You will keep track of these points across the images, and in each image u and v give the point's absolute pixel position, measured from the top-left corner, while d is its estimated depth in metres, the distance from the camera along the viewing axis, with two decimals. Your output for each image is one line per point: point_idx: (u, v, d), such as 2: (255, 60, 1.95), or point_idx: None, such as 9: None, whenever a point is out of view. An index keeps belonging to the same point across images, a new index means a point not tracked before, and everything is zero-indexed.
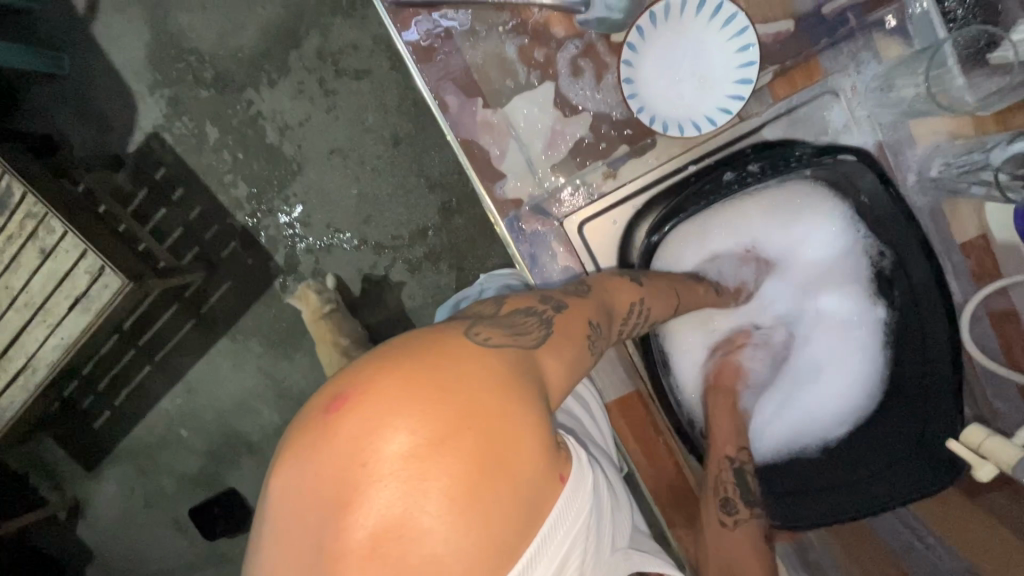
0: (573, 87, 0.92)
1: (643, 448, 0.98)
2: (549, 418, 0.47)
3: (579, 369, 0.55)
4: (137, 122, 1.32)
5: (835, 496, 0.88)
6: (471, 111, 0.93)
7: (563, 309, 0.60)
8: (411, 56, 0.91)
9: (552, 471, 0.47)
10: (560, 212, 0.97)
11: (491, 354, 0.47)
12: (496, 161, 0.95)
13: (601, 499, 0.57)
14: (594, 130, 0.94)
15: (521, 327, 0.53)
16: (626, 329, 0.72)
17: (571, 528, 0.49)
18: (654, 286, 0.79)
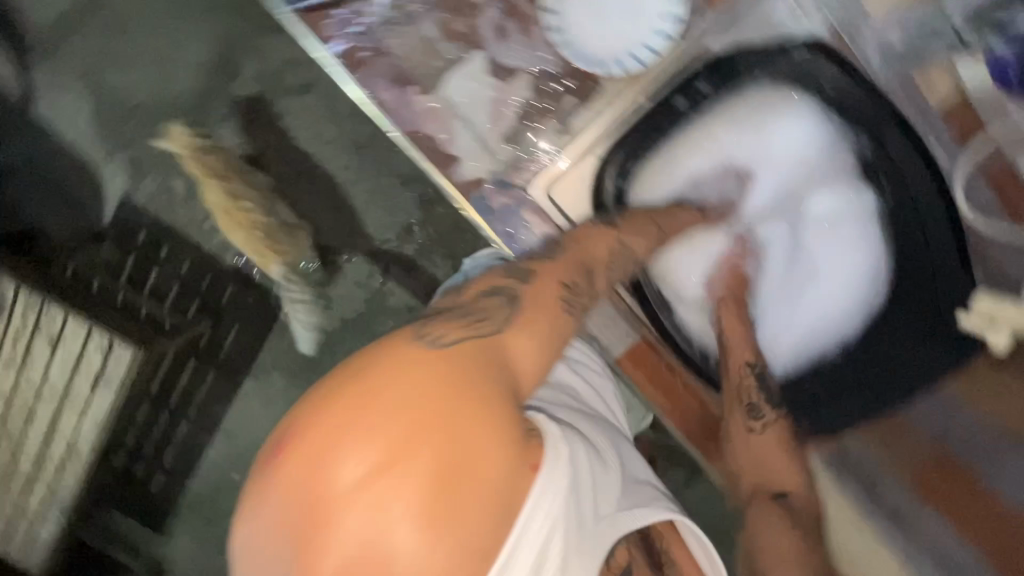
0: (505, 50, 0.90)
1: (658, 393, 0.99)
2: (506, 407, 0.48)
3: (559, 334, 0.56)
4: (98, 191, 1.28)
5: (857, 395, 0.87)
6: (408, 103, 0.92)
7: (532, 281, 0.58)
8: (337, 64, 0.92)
9: (521, 458, 0.48)
10: (524, 178, 0.94)
11: (438, 357, 0.49)
12: (447, 147, 0.93)
13: (582, 470, 0.54)
14: (537, 91, 0.92)
15: (481, 314, 0.54)
16: (614, 275, 0.69)
17: (555, 508, 0.49)
18: (634, 222, 0.76)
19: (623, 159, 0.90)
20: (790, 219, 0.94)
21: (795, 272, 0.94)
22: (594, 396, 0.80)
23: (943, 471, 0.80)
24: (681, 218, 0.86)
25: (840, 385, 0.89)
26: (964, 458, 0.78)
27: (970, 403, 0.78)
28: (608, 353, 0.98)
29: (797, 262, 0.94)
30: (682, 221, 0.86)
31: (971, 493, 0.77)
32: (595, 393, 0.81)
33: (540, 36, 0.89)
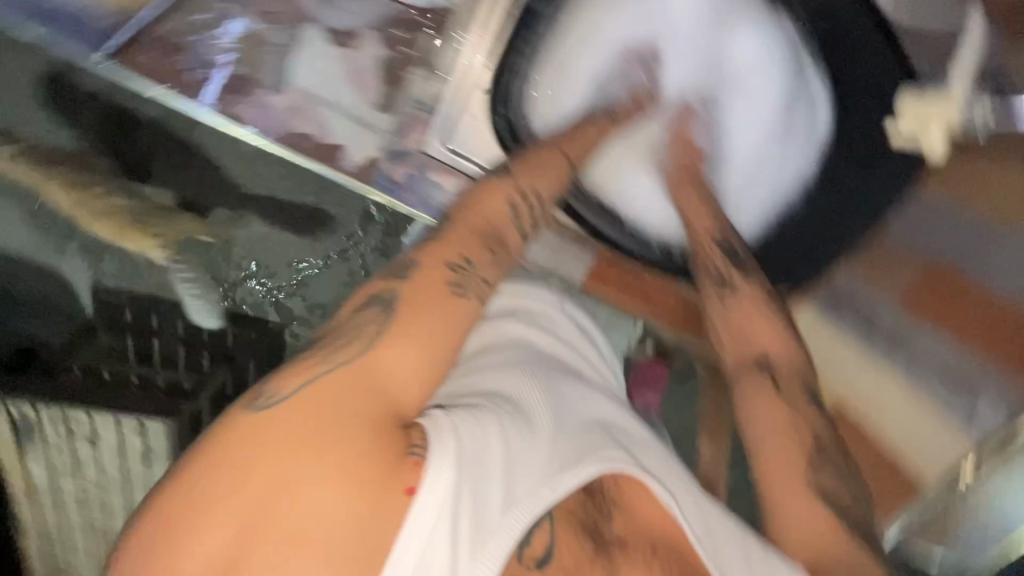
0: (337, 15, 0.83)
1: (634, 300, 0.96)
2: (377, 432, 0.38)
3: (451, 328, 0.45)
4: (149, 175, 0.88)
5: (832, 243, 0.81)
6: (264, 107, 0.85)
7: (409, 274, 0.47)
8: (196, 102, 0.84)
9: (390, 483, 0.37)
10: (417, 142, 0.86)
11: (290, 397, 0.38)
12: (322, 138, 0.86)
13: (486, 441, 0.42)
14: (388, 42, 0.84)
15: (347, 332, 0.43)
16: (527, 226, 0.58)
17: (430, 513, 0.37)
18: (540, 155, 0.65)
19: (503, 84, 0.81)
20: (717, 80, 0.82)
21: (729, 129, 0.83)
22: (560, 347, 0.73)
23: None
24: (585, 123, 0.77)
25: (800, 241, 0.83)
26: (949, 258, 0.71)
27: (940, 195, 0.71)
28: (572, 283, 0.95)
29: (738, 114, 0.82)
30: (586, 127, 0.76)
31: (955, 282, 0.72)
32: (560, 342, 0.73)
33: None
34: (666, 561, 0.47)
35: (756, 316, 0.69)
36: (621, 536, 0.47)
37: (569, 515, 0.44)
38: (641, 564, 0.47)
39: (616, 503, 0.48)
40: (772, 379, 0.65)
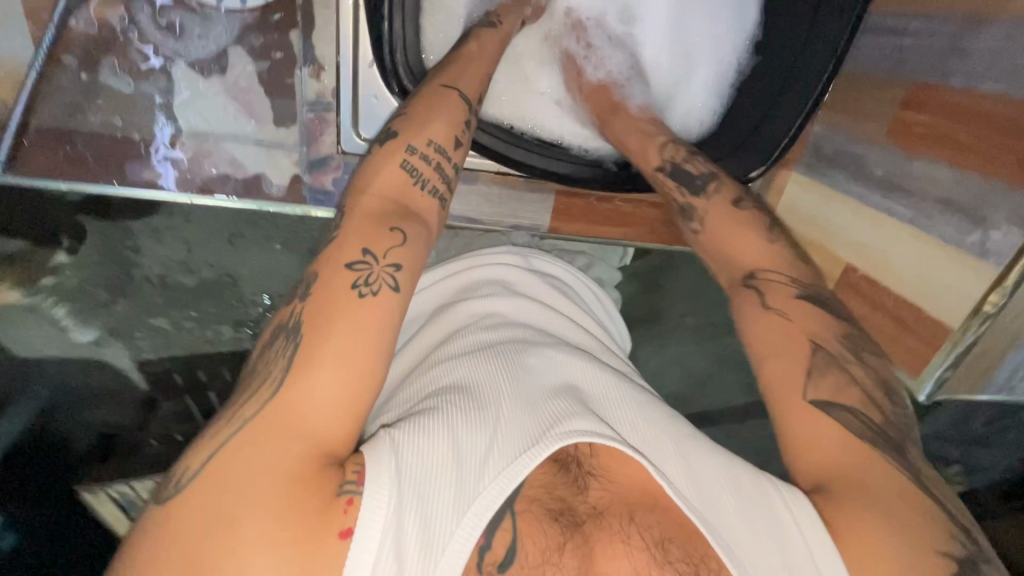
0: (193, 45, 0.76)
1: (610, 227, 0.93)
2: (307, 482, 0.40)
3: (368, 337, 0.44)
4: (136, 247, 0.80)
5: (787, 100, 0.78)
6: (174, 165, 0.79)
7: (312, 288, 0.47)
8: (141, 188, 0.78)
9: (323, 530, 0.39)
10: (331, 145, 0.81)
11: (212, 461, 0.40)
12: (239, 174, 0.80)
13: (431, 451, 0.45)
14: (254, 52, 0.77)
15: (262, 377, 0.44)
16: (438, 190, 0.57)
17: (372, 539, 0.40)
18: (422, 105, 0.61)
19: (387, 56, 0.74)
20: None
21: (657, 51, 0.88)
22: (534, 308, 0.69)
23: (916, 100, 0.71)
24: (484, 57, 0.70)
25: (744, 132, 0.83)
26: (924, 70, 0.70)
27: (900, 8, 0.75)
28: (539, 230, 0.91)
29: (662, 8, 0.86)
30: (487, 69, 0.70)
31: (937, 108, 0.68)
32: (532, 302, 0.70)
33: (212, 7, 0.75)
34: (646, 522, 0.50)
35: (722, 229, 0.68)
36: (598, 508, 0.50)
37: (531, 503, 0.47)
38: (619, 532, 0.49)
39: (594, 474, 0.51)
40: (760, 295, 0.61)
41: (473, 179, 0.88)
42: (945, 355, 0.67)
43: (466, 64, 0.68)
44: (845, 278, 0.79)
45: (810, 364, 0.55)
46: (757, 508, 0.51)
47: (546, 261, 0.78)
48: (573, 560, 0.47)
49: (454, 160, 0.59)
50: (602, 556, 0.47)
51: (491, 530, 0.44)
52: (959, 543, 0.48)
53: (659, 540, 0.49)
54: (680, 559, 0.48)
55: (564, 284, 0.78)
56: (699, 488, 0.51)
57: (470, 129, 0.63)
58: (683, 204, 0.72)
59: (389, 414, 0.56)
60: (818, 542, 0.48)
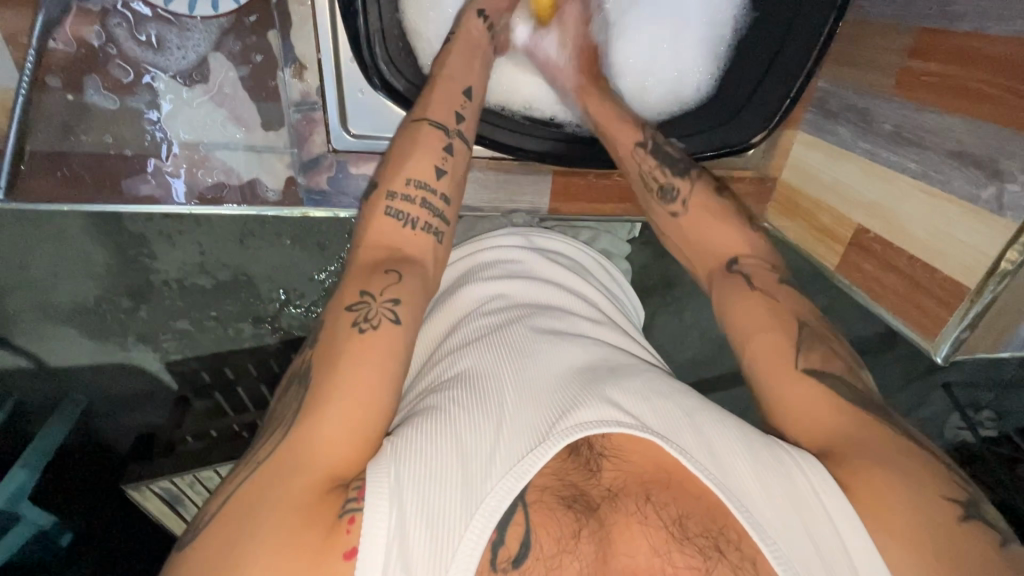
0: (173, 55, 0.75)
1: (611, 202, 0.91)
2: (311, 508, 0.43)
3: (368, 369, 0.47)
4: (152, 253, 0.89)
5: (783, 57, 0.76)
6: (169, 177, 0.79)
7: (319, 337, 0.51)
8: (140, 204, 0.79)
9: (328, 553, 0.41)
10: (322, 144, 0.80)
11: (228, 499, 0.44)
12: (234, 181, 0.80)
13: (433, 455, 0.46)
14: (235, 56, 0.76)
15: (280, 417, 0.48)
16: (428, 222, 0.58)
17: (378, 550, 0.41)
18: (406, 137, 0.62)
19: (365, 51, 0.72)
20: None
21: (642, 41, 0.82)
22: (539, 290, 0.68)
23: (925, 46, 0.67)
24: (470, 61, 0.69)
25: (745, 93, 0.81)
26: (932, 16, 0.66)
27: None
28: (539, 212, 0.90)
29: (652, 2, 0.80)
30: (474, 87, 0.68)
31: (945, 56, 0.65)
32: (534, 283, 0.68)
33: (187, 15, 0.74)
34: (661, 501, 0.50)
35: (708, 216, 0.68)
36: (612, 490, 0.50)
37: (543, 492, 0.48)
38: (635, 512, 0.49)
39: (606, 454, 0.51)
40: (747, 279, 0.62)
41: (467, 166, 0.87)
42: (960, 316, 0.64)
43: (445, 85, 0.66)
44: (857, 239, 0.77)
45: (796, 337, 0.57)
46: (774, 469, 0.50)
47: (548, 238, 0.77)
48: (589, 545, 0.47)
49: (438, 190, 0.60)
50: (619, 538, 0.48)
51: (503, 526, 0.45)
52: (963, 489, 0.49)
53: (676, 517, 0.49)
54: (698, 534, 0.48)
55: (566, 257, 0.77)
56: (716, 456, 0.50)
57: (451, 156, 0.62)
58: (663, 182, 0.71)
59: (397, 411, 0.56)
60: (835, 502, 0.48)
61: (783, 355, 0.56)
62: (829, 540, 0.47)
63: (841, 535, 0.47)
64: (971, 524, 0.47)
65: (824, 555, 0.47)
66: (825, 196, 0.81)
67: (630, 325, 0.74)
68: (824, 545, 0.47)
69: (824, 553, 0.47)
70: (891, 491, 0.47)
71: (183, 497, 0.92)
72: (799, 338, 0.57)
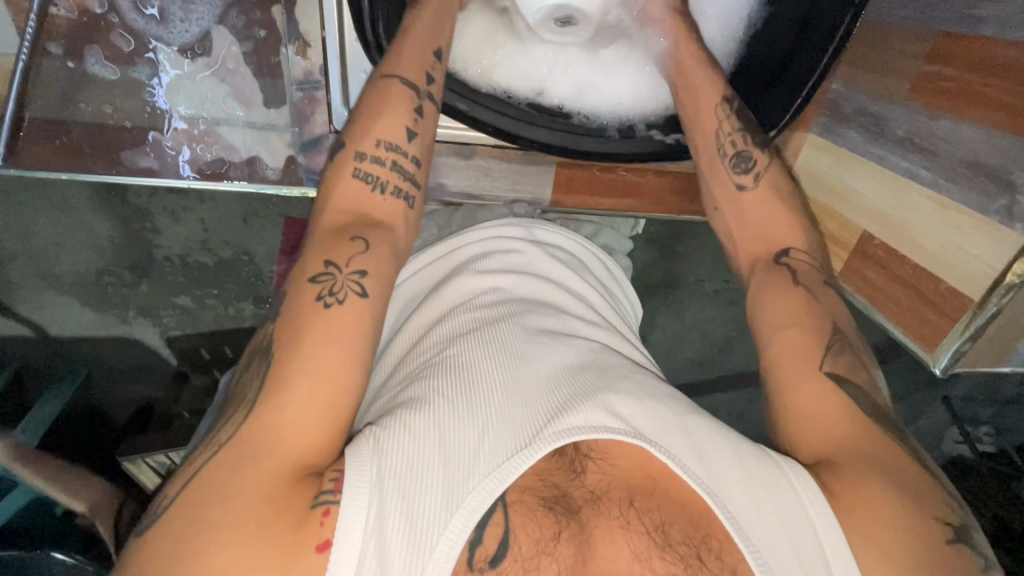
0: (175, 29, 0.74)
1: (614, 197, 0.90)
2: (280, 499, 0.42)
3: (332, 334, 0.47)
4: (155, 228, 0.89)
5: (796, 60, 0.75)
6: (169, 151, 0.78)
7: (283, 308, 0.50)
8: (138, 176, 0.79)
9: (300, 543, 0.41)
10: (323, 126, 0.79)
11: (194, 477, 0.44)
12: (234, 157, 0.80)
13: (415, 451, 0.46)
14: (240, 30, 0.75)
15: (243, 393, 0.48)
16: (395, 178, 0.57)
17: (356, 543, 0.41)
18: (372, 98, 0.60)
19: (368, 29, 0.69)
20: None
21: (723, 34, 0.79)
22: (534, 285, 0.67)
23: (944, 51, 0.65)
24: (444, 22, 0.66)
25: (755, 94, 0.79)
26: (953, 19, 0.64)
27: None
28: (541, 204, 0.89)
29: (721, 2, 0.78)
30: (445, 47, 0.65)
31: (966, 63, 0.63)
32: (529, 278, 0.68)
33: None
34: (645, 507, 0.49)
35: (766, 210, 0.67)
36: (596, 492, 0.49)
37: (524, 493, 0.47)
38: (618, 517, 0.48)
39: (593, 455, 0.50)
40: (792, 274, 0.61)
41: (469, 154, 0.86)
42: (959, 330, 0.63)
43: (418, 38, 0.63)
44: (862, 247, 0.76)
45: (826, 342, 0.56)
46: (767, 488, 0.49)
47: (549, 231, 0.76)
48: (568, 548, 0.46)
49: (410, 153, 0.59)
50: (599, 543, 0.47)
51: (481, 526, 0.44)
52: (954, 512, 0.49)
53: (660, 523, 0.48)
54: (679, 541, 0.48)
55: (564, 250, 0.75)
56: (705, 463, 0.50)
57: (423, 118, 0.60)
58: (740, 150, 0.68)
59: (380, 401, 0.56)
60: (820, 510, 0.48)
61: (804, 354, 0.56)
62: (811, 550, 0.47)
63: (820, 540, 0.47)
64: (955, 547, 0.47)
65: (803, 565, 0.46)
66: (833, 220, 0.80)
67: (624, 323, 0.73)
68: (802, 549, 0.47)
69: (804, 560, 0.46)
70: (871, 496, 0.48)
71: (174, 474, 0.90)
72: (830, 340, 0.56)
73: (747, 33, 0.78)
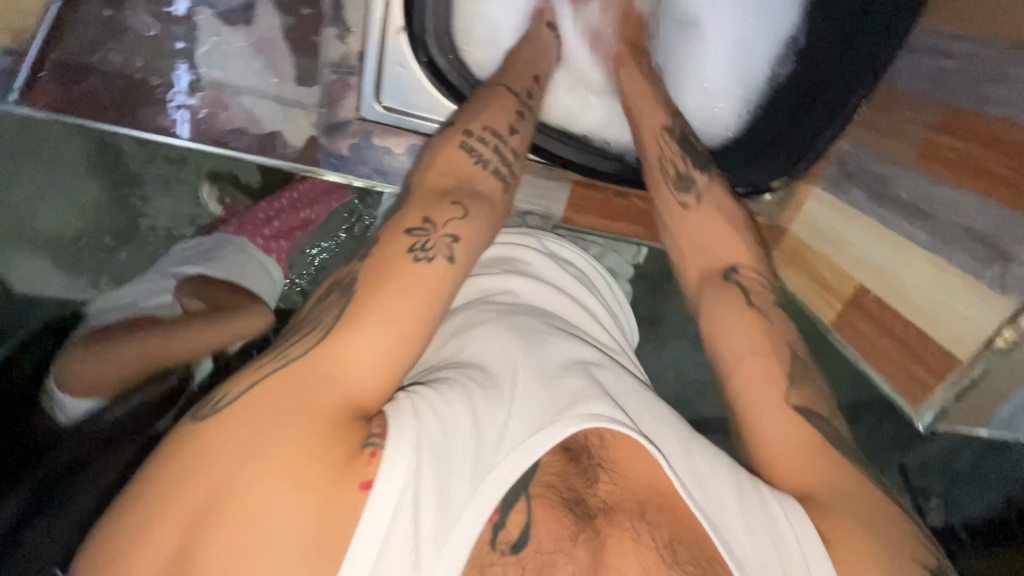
0: None
1: (623, 223, 0.92)
2: (328, 429, 0.40)
3: (424, 288, 0.47)
4: (142, 196, 0.84)
5: (817, 109, 0.78)
6: (189, 113, 0.77)
7: (372, 251, 0.50)
8: (154, 134, 0.77)
9: (342, 476, 0.39)
10: (349, 110, 0.80)
11: (250, 389, 0.41)
12: (255, 129, 0.79)
13: (449, 418, 0.44)
14: (286, 7, 0.77)
15: (317, 321, 0.46)
16: (492, 164, 0.60)
17: (390, 497, 0.39)
18: (481, 98, 0.67)
19: (417, 19, 0.74)
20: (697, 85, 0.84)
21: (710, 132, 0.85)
22: (551, 293, 0.68)
23: (950, 124, 0.69)
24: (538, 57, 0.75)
25: (771, 138, 0.83)
26: (961, 96, 0.68)
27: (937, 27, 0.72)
28: (552, 219, 0.90)
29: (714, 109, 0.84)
30: (542, 75, 0.74)
31: (971, 135, 0.66)
32: (546, 286, 0.68)
33: None
34: (656, 521, 0.49)
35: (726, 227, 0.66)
36: (609, 502, 0.49)
37: (547, 489, 0.47)
38: (629, 529, 0.48)
39: (604, 467, 0.50)
40: (743, 292, 0.61)
41: None
42: (945, 391, 0.67)
43: (517, 66, 0.72)
44: (857, 299, 0.78)
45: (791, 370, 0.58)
46: (764, 516, 0.49)
47: (560, 246, 0.77)
48: (584, 551, 0.46)
49: (510, 144, 0.63)
50: (612, 553, 0.47)
51: (507, 502, 0.44)
52: (932, 554, 0.51)
53: (668, 541, 0.48)
54: (687, 561, 0.48)
55: (575, 266, 0.77)
56: (703, 488, 0.49)
57: (522, 119, 0.66)
58: (682, 172, 0.69)
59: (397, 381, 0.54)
60: (814, 551, 0.48)
61: (767, 387, 0.56)
62: None
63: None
64: None
65: None
66: (827, 269, 0.83)
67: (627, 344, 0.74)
68: None
69: None
70: (858, 539, 0.49)
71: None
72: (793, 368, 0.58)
73: (767, 81, 0.81)
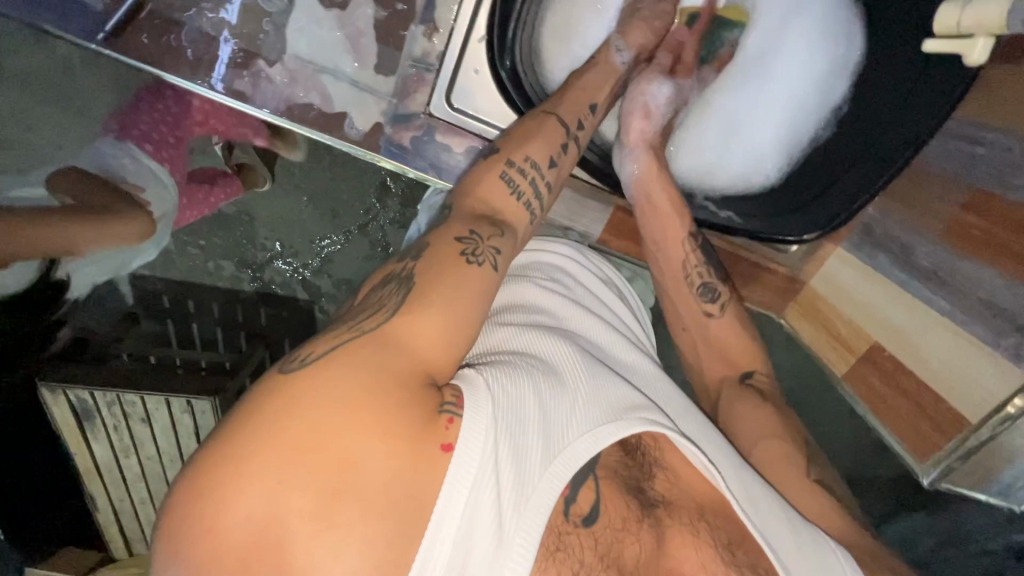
0: None
1: None
2: (413, 393, 0.41)
3: (477, 295, 0.49)
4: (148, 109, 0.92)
5: (852, 173, 0.82)
6: (265, 81, 0.80)
7: (425, 250, 0.51)
8: (227, 95, 0.79)
9: (428, 437, 0.41)
10: (419, 104, 0.84)
11: (330, 351, 0.42)
12: (325, 107, 0.82)
13: (517, 400, 0.47)
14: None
15: (373, 307, 0.46)
16: (529, 190, 0.62)
17: (470, 460, 0.42)
18: (526, 123, 0.68)
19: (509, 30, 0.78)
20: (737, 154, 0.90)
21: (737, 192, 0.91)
22: (589, 305, 0.72)
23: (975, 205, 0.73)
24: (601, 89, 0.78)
25: (802, 198, 0.87)
26: (987, 180, 0.72)
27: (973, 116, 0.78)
28: (587, 240, 0.94)
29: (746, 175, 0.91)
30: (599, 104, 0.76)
31: (989, 214, 0.71)
32: (585, 300, 0.72)
33: None
34: (715, 523, 0.56)
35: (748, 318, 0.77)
36: (667, 498, 0.55)
37: (611, 473, 0.52)
38: (691, 526, 0.55)
39: (660, 467, 0.56)
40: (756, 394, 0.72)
41: None
42: (948, 450, 0.73)
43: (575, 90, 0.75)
44: (870, 354, 0.84)
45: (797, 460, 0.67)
46: (812, 540, 0.56)
47: (599, 262, 0.80)
48: (648, 535, 0.52)
49: (545, 177, 0.65)
50: (674, 546, 0.54)
51: (579, 485, 0.49)
52: None
53: (725, 541, 0.55)
54: (744, 562, 0.55)
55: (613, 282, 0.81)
56: (755, 507, 0.55)
57: (564, 153, 0.68)
58: (704, 282, 0.77)
59: None
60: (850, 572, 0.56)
61: (782, 461, 0.67)
62: None
63: None
64: None
65: None
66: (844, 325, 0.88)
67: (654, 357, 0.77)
68: None
69: None
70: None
71: (123, 448, 1.05)
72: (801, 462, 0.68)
73: (808, 143, 0.88)
